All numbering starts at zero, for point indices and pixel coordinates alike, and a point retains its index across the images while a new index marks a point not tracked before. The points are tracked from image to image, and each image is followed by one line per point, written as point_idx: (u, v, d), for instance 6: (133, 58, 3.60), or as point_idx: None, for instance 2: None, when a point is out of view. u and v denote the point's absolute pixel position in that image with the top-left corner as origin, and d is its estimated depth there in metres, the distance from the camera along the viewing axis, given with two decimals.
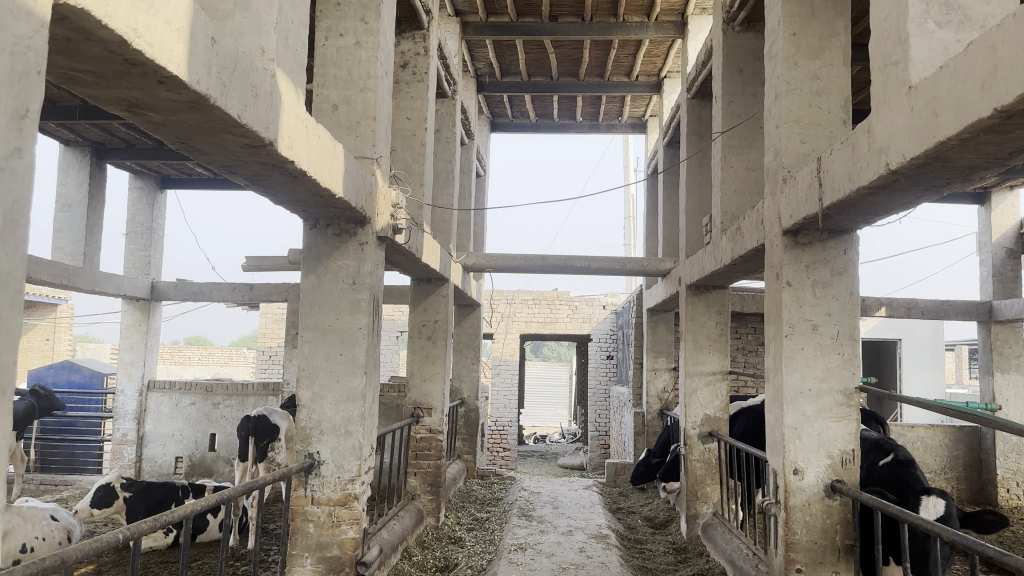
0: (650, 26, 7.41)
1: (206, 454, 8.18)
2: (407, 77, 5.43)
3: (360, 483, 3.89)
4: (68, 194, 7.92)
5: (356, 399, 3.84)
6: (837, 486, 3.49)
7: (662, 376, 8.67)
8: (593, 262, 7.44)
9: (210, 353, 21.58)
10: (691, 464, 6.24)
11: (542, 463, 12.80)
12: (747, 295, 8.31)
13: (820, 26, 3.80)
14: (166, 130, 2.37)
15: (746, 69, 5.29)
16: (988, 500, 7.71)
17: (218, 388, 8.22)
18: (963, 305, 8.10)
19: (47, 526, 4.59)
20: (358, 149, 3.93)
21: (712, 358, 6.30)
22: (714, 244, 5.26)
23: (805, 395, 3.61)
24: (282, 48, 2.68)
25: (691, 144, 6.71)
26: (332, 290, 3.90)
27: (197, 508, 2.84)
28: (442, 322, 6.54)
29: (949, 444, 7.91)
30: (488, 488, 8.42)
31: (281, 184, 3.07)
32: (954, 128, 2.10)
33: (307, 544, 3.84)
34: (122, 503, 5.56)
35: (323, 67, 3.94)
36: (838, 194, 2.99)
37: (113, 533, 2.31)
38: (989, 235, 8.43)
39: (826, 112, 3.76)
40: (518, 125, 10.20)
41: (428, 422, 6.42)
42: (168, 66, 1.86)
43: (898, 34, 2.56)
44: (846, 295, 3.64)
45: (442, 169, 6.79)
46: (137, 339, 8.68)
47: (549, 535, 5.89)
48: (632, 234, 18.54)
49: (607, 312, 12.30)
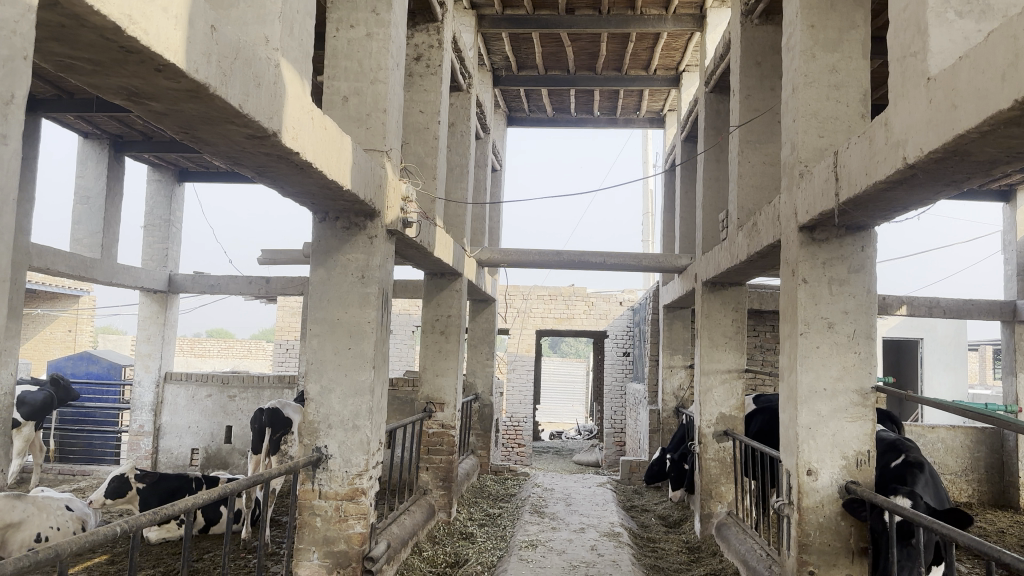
0: (668, 19, 7.30)
1: (221, 446, 8.24)
2: (420, 70, 5.39)
3: (368, 478, 3.88)
4: (87, 186, 8.01)
5: (364, 392, 3.82)
6: (851, 487, 3.42)
7: (678, 373, 8.57)
8: (608, 258, 7.38)
9: (230, 346, 21.85)
10: (705, 463, 6.18)
11: (558, 459, 12.76)
12: (765, 292, 8.19)
13: (840, 17, 3.70)
14: (169, 120, 2.36)
15: (764, 62, 5.19)
16: (1011, 504, 7.54)
17: (235, 380, 8.27)
18: (986, 305, 7.92)
19: (61, 516, 4.64)
20: (368, 141, 3.91)
21: (728, 356, 6.21)
22: (730, 240, 5.17)
23: (820, 395, 3.53)
24: (286, 39, 2.65)
25: (708, 139, 6.61)
26: (341, 284, 3.88)
27: (200, 501, 2.84)
28: (455, 317, 6.52)
29: (970, 446, 7.76)
30: (501, 483, 8.41)
31: (287, 176, 3.05)
32: (974, 119, 2.02)
33: (314, 539, 3.84)
34: (135, 494, 5.61)
35: (333, 59, 3.92)
36: (856, 189, 2.90)
37: (110, 527, 2.32)
38: (1014, 233, 8.24)
39: (845, 106, 3.67)
40: (535, 119, 10.13)
41: (440, 417, 6.39)
42: (164, 53, 1.83)
43: (917, 23, 2.47)
44: (864, 293, 3.55)
45: (457, 163, 6.74)
46: (154, 331, 8.84)
47: (560, 532, 5.85)
48: (650, 231, 18.37)
49: (624, 309, 12.20)
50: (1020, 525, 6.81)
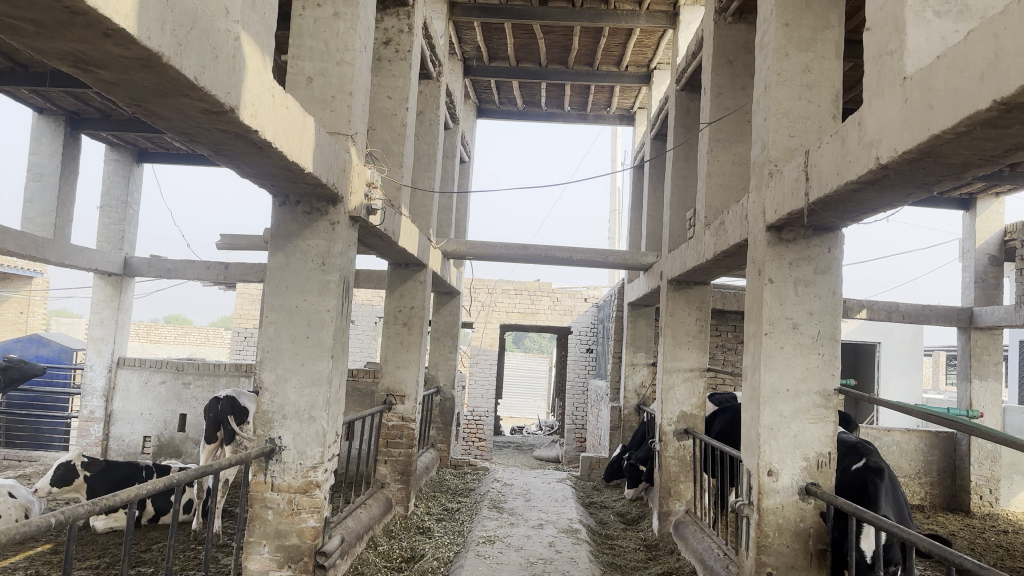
0: (641, 15, 7.25)
1: (174, 435, 7.98)
2: (389, 55, 5.26)
3: (323, 471, 3.76)
4: (40, 163, 7.67)
5: (322, 383, 3.71)
6: (811, 489, 3.43)
7: (641, 371, 8.60)
8: (574, 254, 7.34)
9: (187, 332, 21.38)
10: (665, 460, 6.19)
11: (519, 454, 12.71)
12: (729, 293, 8.29)
13: (814, 17, 3.69)
14: (120, 92, 2.22)
15: (736, 61, 5.19)
16: (961, 507, 7.74)
17: (189, 367, 8.00)
18: (944, 311, 8.09)
19: (5, 504, 4.89)
20: (332, 124, 3.78)
21: (691, 355, 6.22)
22: (697, 239, 5.17)
23: (782, 395, 3.53)
24: (250, 10, 2.51)
25: (678, 136, 6.60)
26: (301, 271, 3.76)
27: (143, 492, 2.70)
28: (419, 308, 6.41)
29: (924, 449, 7.93)
30: (460, 478, 8.32)
31: (246, 155, 2.92)
32: (951, 120, 2.02)
33: (265, 532, 3.71)
34: (82, 482, 5.39)
35: (299, 37, 3.77)
36: (825, 188, 2.90)
37: (43, 518, 2.20)
38: (973, 241, 8.44)
39: (816, 106, 3.67)
40: (505, 112, 10.05)
41: (400, 409, 6.24)
42: (113, 17, 1.70)
43: (895, 22, 2.46)
44: (829, 295, 3.56)
45: (425, 152, 6.62)
46: (108, 315, 8.56)
47: (519, 528, 5.80)
48: (617, 228, 18.43)
49: (589, 305, 12.22)
50: (970, 528, 6.99)
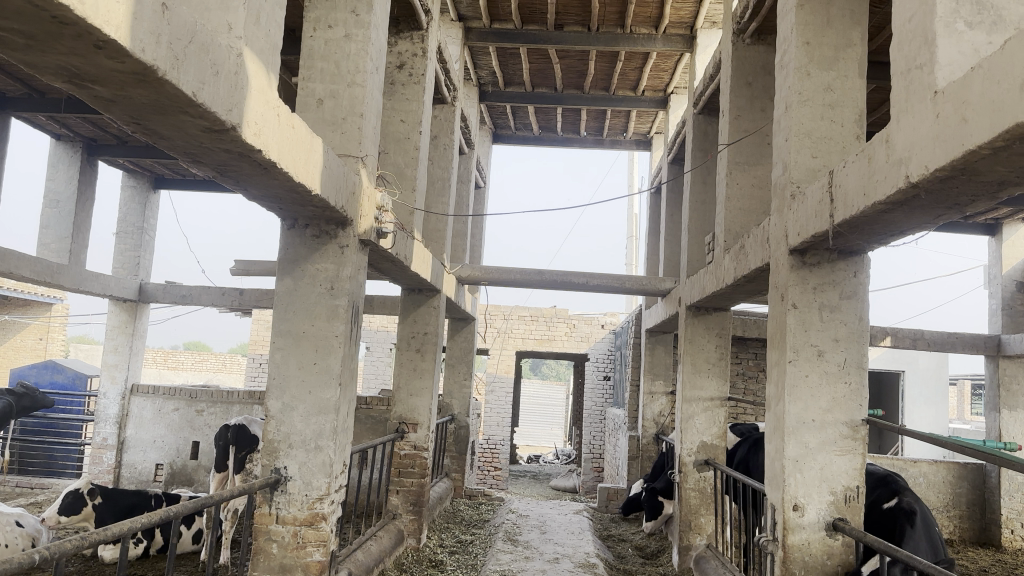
0: (658, 39, 7.21)
1: (186, 462, 7.86)
2: (403, 78, 5.21)
3: (329, 503, 3.63)
4: (57, 189, 7.73)
5: (329, 411, 3.59)
6: (839, 524, 3.24)
7: (659, 400, 8.40)
8: (590, 279, 7.21)
9: (204, 359, 21.44)
10: (685, 493, 5.96)
11: (534, 484, 12.46)
12: (749, 319, 8.11)
13: (836, 35, 3.60)
14: (118, 109, 2.15)
15: (755, 83, 5.09)
16: (992, 542, 7.42)
17: (203, 395, 7.90)
18: (971, 338, 7.84)
19: (12, 533, 4.79)
20: (342, 146, 3.72)
21: (710, 383, 6.04)
22: (715, 264, 5.04)
23: (808, 426, 3.36)
24: (254, 27, 2.46)
25: (696, 159, 6.50)
26: (308, 294, 3.67)
27: (139, 524, 2.58)
28: (432, 334, 6.30)
29: (952, 481, 7.62)
30: (475, 509, 8.13)
31: (251, 177, 2.85)
32: (988, 134, 1.89)
33: (269, 567, 3.58)
34: (90, 511, 5.28)
35: (310, 59, 3.73)
36: (852, 209, 2.77)
37: (27, 554, 2.09)
38: (999, 267, 8.19)
39: (839, 126, 3.55)
40: (521, 137, 10.03)
41: (412, 438, 6.10)
42: (104, 28, 1.63)
43: (924, 34, 2.35)
44: (855, 321, 3.41)
45: (439, 176, 6.57)
46: (122, 341, 8.59)
47: (534, 562, 5.60)
48: (634, 255, 18.29)
49: (606, 332, 12.05)
50: (1002, 564, 6.68)
